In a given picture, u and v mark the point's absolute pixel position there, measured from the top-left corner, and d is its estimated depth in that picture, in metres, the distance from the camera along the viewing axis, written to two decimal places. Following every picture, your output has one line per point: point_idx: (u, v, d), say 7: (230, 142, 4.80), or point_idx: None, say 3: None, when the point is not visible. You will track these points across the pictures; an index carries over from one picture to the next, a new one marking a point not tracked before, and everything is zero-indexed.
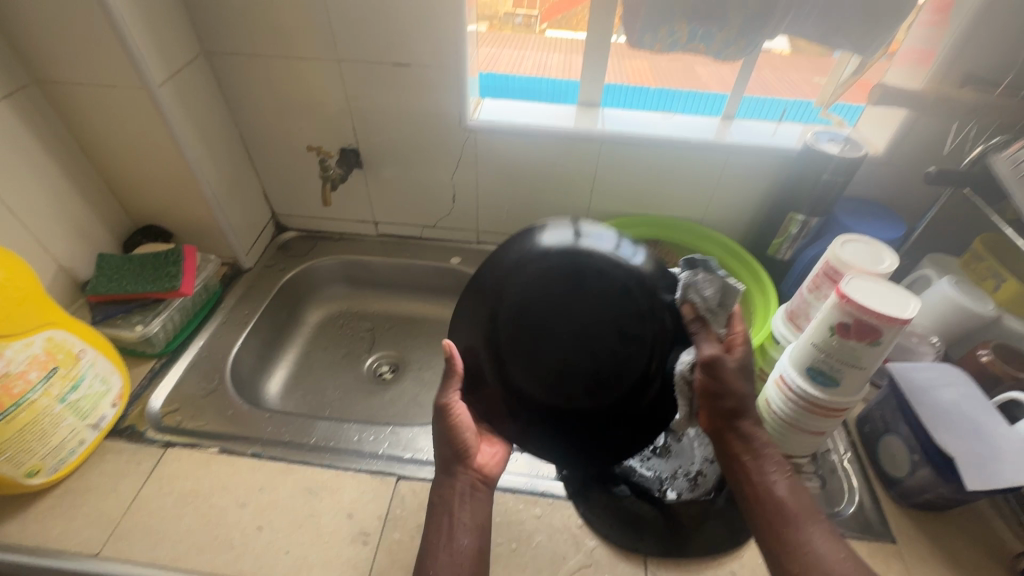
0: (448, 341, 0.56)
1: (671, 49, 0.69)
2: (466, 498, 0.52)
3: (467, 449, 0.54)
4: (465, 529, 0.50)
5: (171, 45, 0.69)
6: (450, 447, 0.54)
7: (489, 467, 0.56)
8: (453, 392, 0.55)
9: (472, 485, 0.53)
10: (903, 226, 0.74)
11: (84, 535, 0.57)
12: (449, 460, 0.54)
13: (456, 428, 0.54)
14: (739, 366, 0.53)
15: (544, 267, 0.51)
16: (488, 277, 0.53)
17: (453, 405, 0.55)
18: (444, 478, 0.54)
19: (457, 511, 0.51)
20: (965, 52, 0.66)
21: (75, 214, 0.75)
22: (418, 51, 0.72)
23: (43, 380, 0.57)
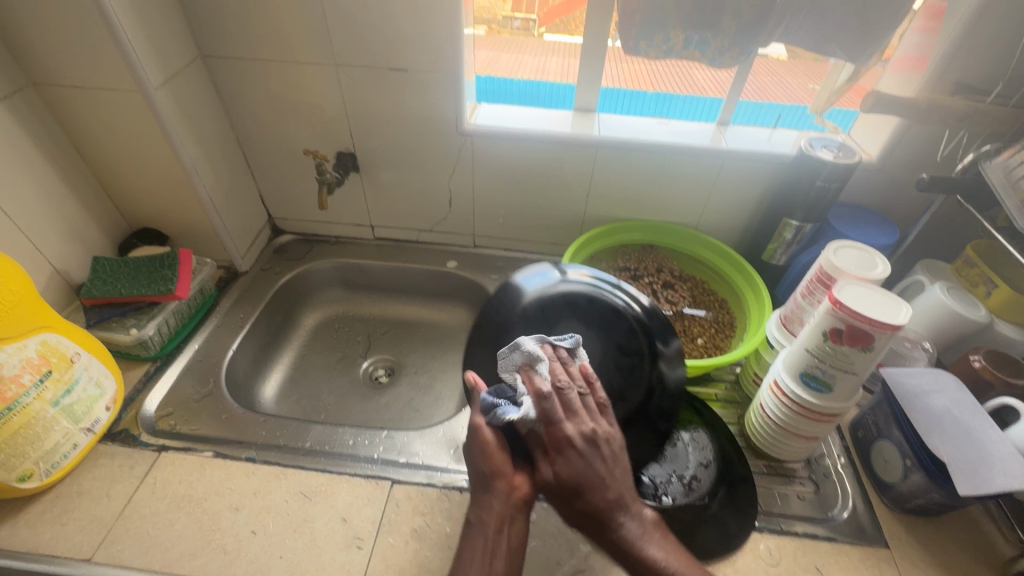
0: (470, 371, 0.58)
1: (667, 56, 0.70)
2: (507, 521, 0.48)
3: (504, 466, 0.50)
4: (500, 556, 0.47)
5: (168, 49, 0.69)
6: (484, 465, 0.50)
7: (533, 486, 0.51)
8: (483, 409, 0.52)
9: (514, 506, 0.49)
10: (896, 232, 0.74)
11: (76, 540, 0.56)
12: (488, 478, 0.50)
13: (489, 450, 0.51)
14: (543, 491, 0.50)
15: (540, 301, 0.64)
16: (492, 315, 0.64)
17: (485, 422, 0.52)
18: (482, 499, 0.49)
19: (494, 535, 0.47)
20: (956, 61, 0.67)
21: (71, 217, 0.75)
22: (415, 56, 0.73)
23: (36, 384, 0.56)
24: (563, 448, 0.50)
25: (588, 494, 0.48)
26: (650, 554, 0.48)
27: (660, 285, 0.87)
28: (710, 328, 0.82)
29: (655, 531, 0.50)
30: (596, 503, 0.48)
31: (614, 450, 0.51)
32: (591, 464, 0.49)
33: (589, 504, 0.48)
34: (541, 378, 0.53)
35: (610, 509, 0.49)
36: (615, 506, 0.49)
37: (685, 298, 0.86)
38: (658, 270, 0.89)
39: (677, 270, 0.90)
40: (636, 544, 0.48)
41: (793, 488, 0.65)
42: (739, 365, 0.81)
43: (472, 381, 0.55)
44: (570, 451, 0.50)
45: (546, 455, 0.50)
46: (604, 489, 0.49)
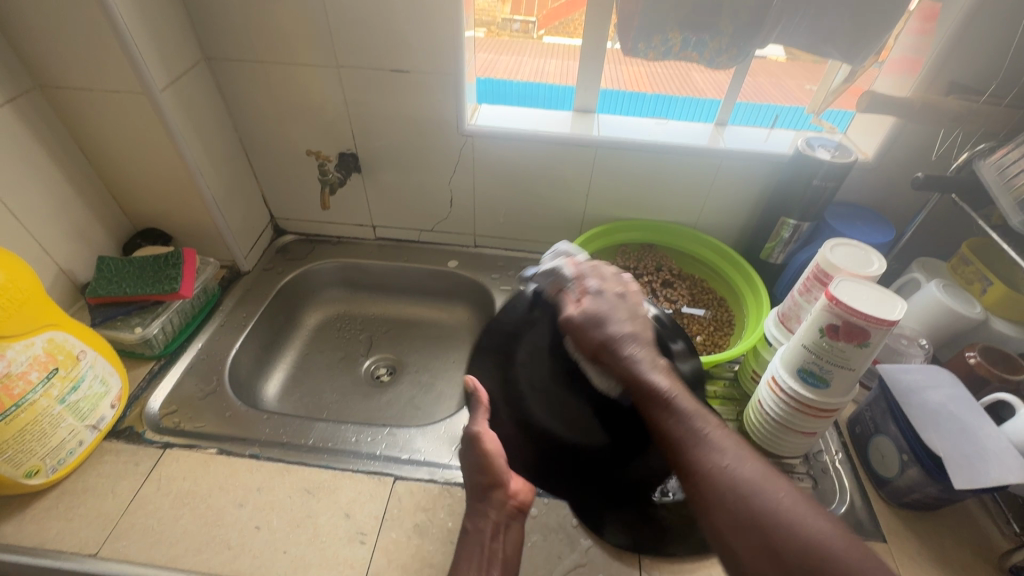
0: (471, 375, 0.61)
1: (665, 57, 0.71)
2: (500, 528, 0.55)
3: (501, 479, 0.57)
4: (496, 562, 0.53)
5: (173, 51, 0.70)
6: (483, 476, 0.57)
7: (522, 495, 0.59)
8: (482, 420, 0.58)
9: (507, 514, 0.57)
10: (893, 231, 0.75)
11: (82, 535, 0.57)
12: (483, 487, 0.57)
13: (488, 462, 0.57)
14: (582, 314, 0.53)
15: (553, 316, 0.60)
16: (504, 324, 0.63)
17: (482, 433, 0.57)
18: (478, 507, 0.57)
19: (490, 541, 0.54)
20: (950, 61, 0.68)
21: (76, 217, 0.76)
22: (416, 58, 0.74)
23: (43, 381, 0.57)
24: (587, 293, 0.55)
25: (605, 325, 0.51)
26: (654, 379, 0.47)
27: (659, 283, 0.88)
28: (709, 326, 0.83)
29: (663, 367, 0.49)
30: (609, 332, 0.51)
31: (629, 306, 0.54)
32: (610, 311, 0.53)
33: (614, 332, 0.51)
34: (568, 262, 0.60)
35: (623, 339, 0.50)
36: (629, 336, 0.50)
37: (684, 296, 0.87)
38: (658, 269, 0.90)
39: (677, 268, 0.91)
40: (640, 369, 0.48)
41: (791, 483, 0.66)
42: (737, 363, 0.82)
43: (474, 388, 0.59)
44: (593, 295, 0.54)
45: (574, 301, 0.55)
46: (620, 322, 0.52)
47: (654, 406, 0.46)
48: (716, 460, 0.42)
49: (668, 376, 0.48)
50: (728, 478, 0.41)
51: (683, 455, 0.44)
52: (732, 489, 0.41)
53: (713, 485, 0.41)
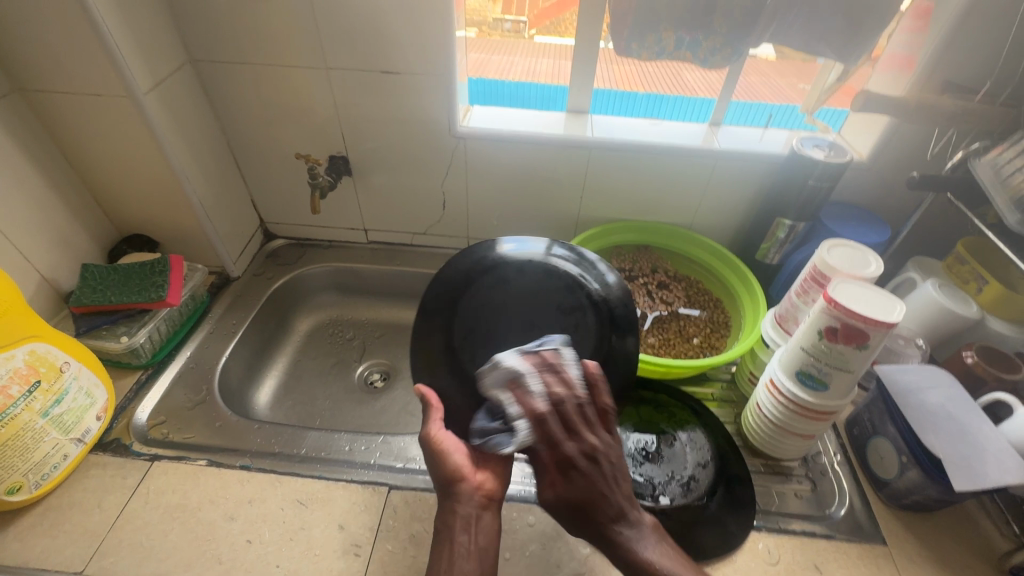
0: (420, 384, 0.56)
1: (659, 58, 0.70)
2: (471, 522, 0.49)
3: (459, 471, 0.51)
4: (466, 556, 0.47)
5: (156, 54, 0.68)
6: (441, 473, 0.51)
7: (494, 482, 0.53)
8: (435, 422, 0.54)
9: (477, 507, 0.50)
10: (887, 230, 0.75)
11: (67, 552, 0.55)
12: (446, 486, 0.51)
13: (442, 454, 0.52)
14: (567, 499, 0.46)
15: (502, 277, 0.61)
16: (449, 284, 0.61)
17: (436, 434, 0.53)
18: (445, 505, 0.50)
19: (459, 536, 0.48)
20: (944, 60, 0.67)
21: (59, 224, 0.74)
22: (406, 59, 0.73)
23: (25, 395, 0.55)
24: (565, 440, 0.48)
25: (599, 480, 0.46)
26: (649, 557, 0.45)
27: (654, 285, 0.88)
28: (705, 328, 0.83)
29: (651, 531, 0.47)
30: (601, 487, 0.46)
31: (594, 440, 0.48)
32: (598, 478, 0.46)
33: (604, 513, 0.45)
34: (534, 397, 0.49)
35: (615, 518, 0.46)
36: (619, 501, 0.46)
37: (680, 298, 0.86)
38: (653, 271, 0.89)
39: (672, 270, 0.90)
40: (637, 550, 0.45)
41: (790, 486, 0.65)
42: (734, 365, 0.81)
43: (423, 394, 0.55)
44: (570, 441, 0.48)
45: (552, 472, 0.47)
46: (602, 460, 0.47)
47: None
48: None
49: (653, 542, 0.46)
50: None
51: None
52: None
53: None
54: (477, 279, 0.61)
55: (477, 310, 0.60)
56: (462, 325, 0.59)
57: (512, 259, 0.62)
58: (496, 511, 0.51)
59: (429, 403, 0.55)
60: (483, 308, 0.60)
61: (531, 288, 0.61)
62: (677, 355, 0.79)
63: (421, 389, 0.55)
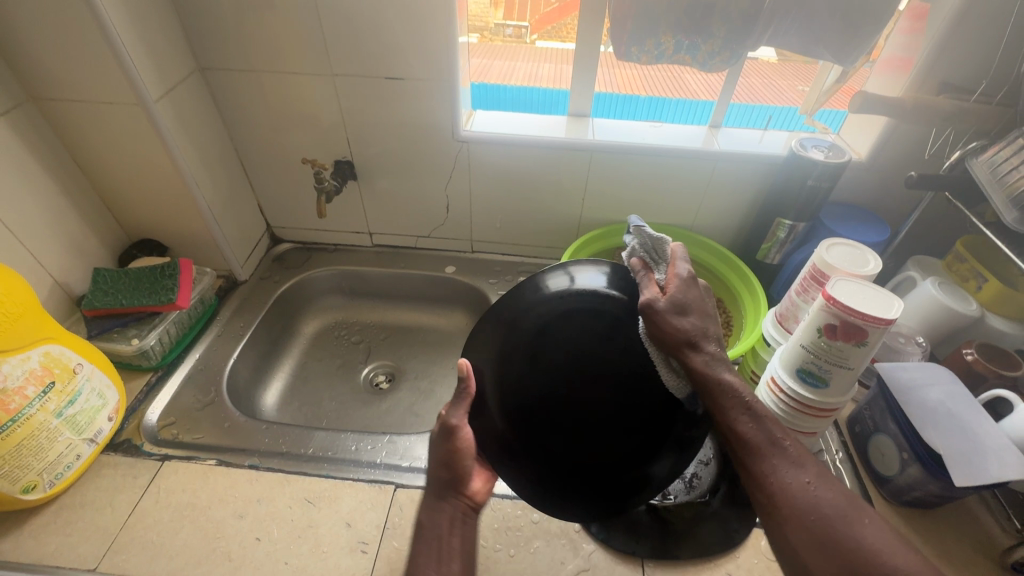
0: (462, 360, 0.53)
1: (658, 61, 0.71)
2: (458, 522, 0.52)
3: (465, 474, 0.54)
4: (452, 554, 0.49)
5: (167, 62, 0.70)
6: (449, 470, 0.54)
7: (482, 494, 0.55)
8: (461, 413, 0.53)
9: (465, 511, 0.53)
10: (887, 230, 0.76)
11: (80, 550, 0.56)
12: (446, 483, 0.54)
13: (457, 454, 0.54)
14: (674, 305, 0.50)
15: (544, 313, 0.52)
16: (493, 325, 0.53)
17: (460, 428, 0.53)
18: (437, 501, 0.53)
19: (447, 535, 0.51)
20: (939, 61, 0.68)
21: (71, 229, 0.75)
22: (410, 66, 0.74)
23: (40, 396, 0.57)
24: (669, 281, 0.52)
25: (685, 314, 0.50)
26: (726, 379, 0.48)
27: None
28: None
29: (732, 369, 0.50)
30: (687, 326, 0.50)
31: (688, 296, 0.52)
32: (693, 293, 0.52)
33: (688, 330, 0.50)
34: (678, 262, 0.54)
35: (697, 337, 0.50)
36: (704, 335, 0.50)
37: None
38: None
39: None
40: (713, 371, 0.49)
41: None
42: (736, 364, 0.82)
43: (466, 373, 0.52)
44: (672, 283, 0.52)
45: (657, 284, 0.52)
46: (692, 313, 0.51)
47: (718, 405, 0.48)
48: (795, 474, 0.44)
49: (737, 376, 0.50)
50: (810, 498, 0.42)
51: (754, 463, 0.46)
52: (812, 506, 0.42)
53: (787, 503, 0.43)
54: (523, 319, 0.52)
55: (534, 364, 0.51)
56: (517, 380, 0.51)
57: (553, 293, 0.52)
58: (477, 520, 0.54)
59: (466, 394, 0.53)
60: (541, 361, 0.51)
61: (582, 327, 0.51)
62: None
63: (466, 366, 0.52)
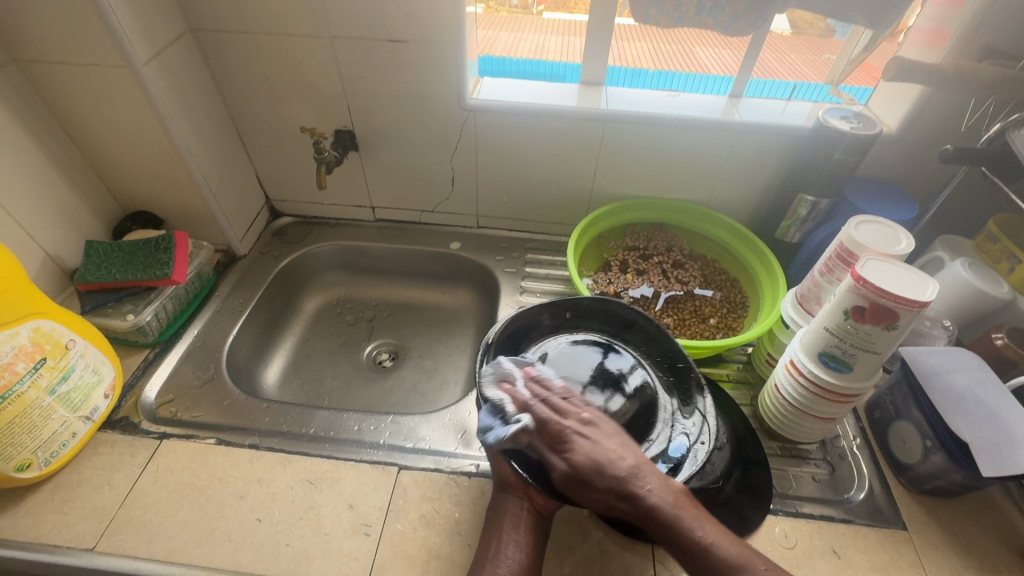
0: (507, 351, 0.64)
1: (678, 24, 0.66)
2: (518, 522, 0.53)
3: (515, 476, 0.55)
4: (513, 546, 0.51)
5: (154, 23, 0.66)
6: (502, 475, 0.56)
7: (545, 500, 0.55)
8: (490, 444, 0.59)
9: (525, 515, 0.53)
10: (916, 207, 0.72)
11: (78, 529, 0.55)
12: (502, 484, 0.56)
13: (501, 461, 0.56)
14: (582, 472, 0.49)
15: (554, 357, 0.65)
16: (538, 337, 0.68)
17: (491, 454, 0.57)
18: (498, 504, 0.55)
19: (507, 530, 0.52)
20: (983, 26, 0.63)
21: (62, 200, 0.72)
22: (414, 28, 0.70)
23: (31, 372, 0.55)
24: (571, 440, 0.51)
25: (607, 472, 0.48)
26: (691, 533, 0.45)
27: (670, 264, 0.85)
28: (722, 308, 0.80)
29: (684, 500, 0.47)
30: (613, 482, 0.48)
31: (620, 434, 0.52)
32: (597, 447, 0.50)
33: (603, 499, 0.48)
34: (518, 391, 0.55)
35: (628, 478, 0.48)
36: (637, 472, 0.48)
37: (696, 277, 0.83)
38: (668, 249, 0.86)
39: (689, 248, 0.87)
40: (668, 524, 0.45)
41: (807, 469, 0.64)
42: (750, 346, 0.79)
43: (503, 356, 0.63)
44: (581, 439, 0.51)
45: (553, 449, 0.51)
46: (617, 458, 0.49)
47: None
48: None
49: (732, 540, 0.46)
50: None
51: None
52: None
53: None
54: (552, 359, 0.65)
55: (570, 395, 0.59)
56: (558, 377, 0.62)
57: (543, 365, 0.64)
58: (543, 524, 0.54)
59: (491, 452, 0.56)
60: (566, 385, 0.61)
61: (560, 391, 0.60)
62: (691, 336, 0.77)
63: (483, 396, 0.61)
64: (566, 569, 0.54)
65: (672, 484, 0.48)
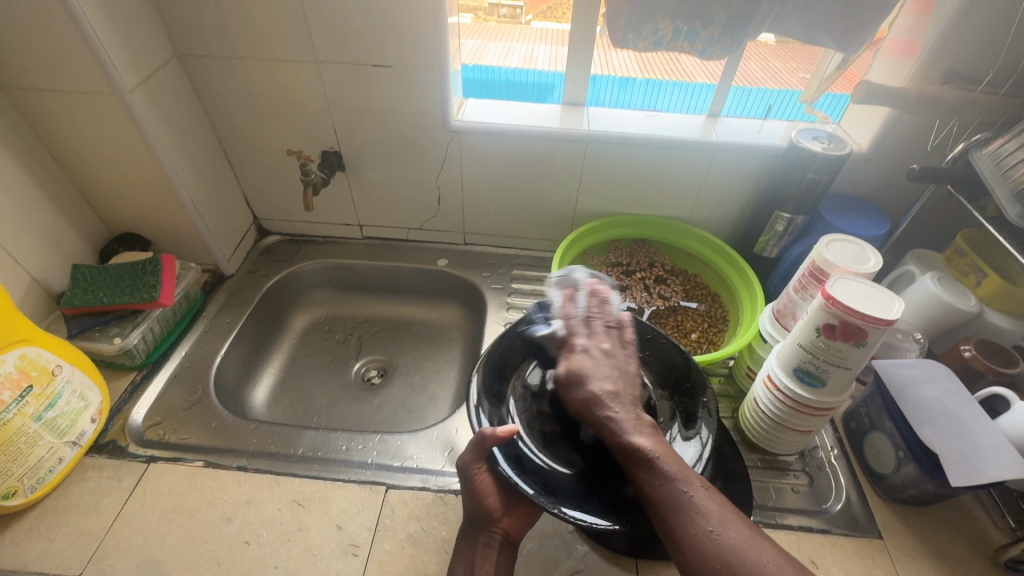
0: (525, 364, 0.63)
1: (656, 48, 0.68)
2: (491, 554, 0.52)
3: (491, 513, 0.53)
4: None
5: (142, 49, 0.67)
6: (477, 510, 0.53)
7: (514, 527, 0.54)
8: (475, 458, 0.53)
9: (496, 547, 0.53)
10: (887, 223, 0.74)
11: (64, 555, 0.55)
12: (477, 520, 0.53)
13: (478, 495, 0.53)
14: (571, 373, 0.54)
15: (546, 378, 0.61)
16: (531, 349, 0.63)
17: (475, 471, 0.53)
18: (470, 534, 0.54)
19: (479, 563, 0.52)
20: (946, 50, 0.66)
21: (48, 223, 0.73)
22: (398, 53, 0.71)
23: (17, 400, 0.55)
24: (576, 351, 0.57)
25: (586, 385, 0.52)
26: (635, 441, 0.47)
27: (652, 279, 0.87)
28: (703, 322, 0.82)
29: (647, 428, 0.48)
30: (587, 393, 0.52)
31: (625, 368, 0.55)
32: (597, 365, 0.55)
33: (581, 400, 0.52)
34: (569, 309, 0.63)
35: (601, 398, 0.51)
36: (613, 396, 0.51)
37: (678, 292, 0.85)
38: (650, 265, 0.88)
39: (670, 264, 0.89)
40: (625, 434, 0.47)
41: (786, 481, 0.65)
42: (732, 359, 0.81)
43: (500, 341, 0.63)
44: (583, 353, 0.56)
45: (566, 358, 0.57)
46: (601, 379, 0.53)
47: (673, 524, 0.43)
48: (701, 524, 0.42)
49: (676, 459, 0.46)
50: (714, 545, 0.41)
51: (671, 522, 0.43)
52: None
53: (686, 552, 0.41)
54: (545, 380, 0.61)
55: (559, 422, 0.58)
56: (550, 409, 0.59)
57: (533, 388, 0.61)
58: (512, 552, 0.54)
59: (484, 440, 0.52)
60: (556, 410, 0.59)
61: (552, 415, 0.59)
62: None
63: (505, 431, 0.52)
64: None
65: (645, 419, 0.49)
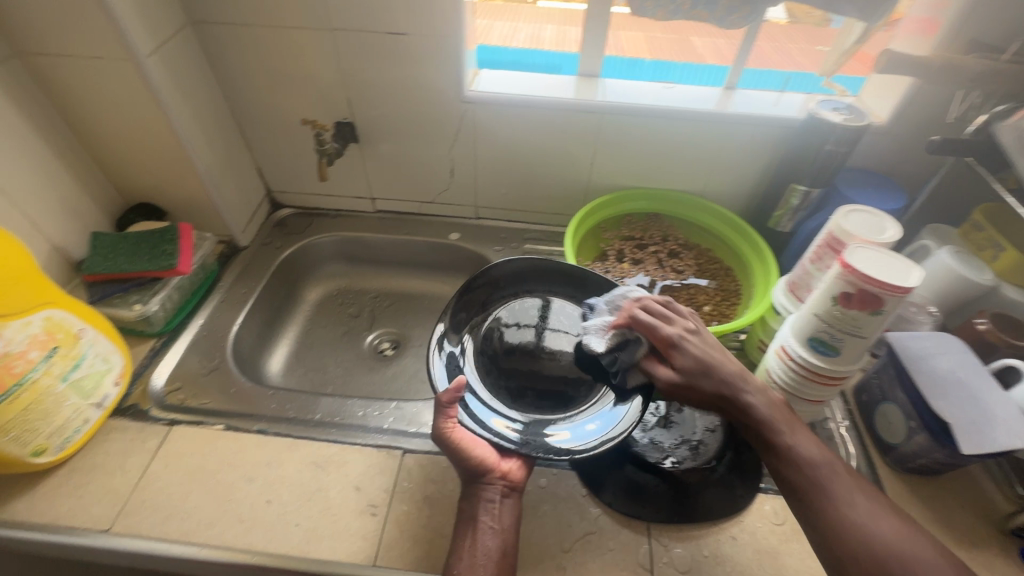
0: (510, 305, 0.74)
1: (674, 16, 0.67)
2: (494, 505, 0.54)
3: (483, 464, 0.55)
4: (490, 531, 0.53)
5: (156, 15, 0.66)
6: (467, 465, 0.55)
7: (513, 474, 0.57)
8: (448, 417, 0.57)
9: (496, 498, 0.55)
10: (904, 197, 0.74)
11: (93, 511, 0.57)
12: (472, 476, 0.56)
13: (463, 450, 0.55)
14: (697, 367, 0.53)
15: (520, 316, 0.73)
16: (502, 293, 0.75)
17: (450, 429, 0.56)
18: (471, 491, 0.55)
19: (481, 517, 0.53)
20: (969, 20, 0.65)
21: (66, 191, 0.73)
22: (413, 21, 0.70)
23: (44, 359, 0.56)
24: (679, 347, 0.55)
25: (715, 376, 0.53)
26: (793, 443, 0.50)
27: (665, 254, 0.87)
28: (715, 296, 0.82)
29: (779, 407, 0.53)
30: (719, 384, 0.53)
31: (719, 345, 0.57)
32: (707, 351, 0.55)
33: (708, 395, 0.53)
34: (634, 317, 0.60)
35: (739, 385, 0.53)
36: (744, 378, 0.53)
37: (691, 267, 0.85)
38: (664, 239, 0.89)
39: (684, 239, 0.89)
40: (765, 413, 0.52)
41: None
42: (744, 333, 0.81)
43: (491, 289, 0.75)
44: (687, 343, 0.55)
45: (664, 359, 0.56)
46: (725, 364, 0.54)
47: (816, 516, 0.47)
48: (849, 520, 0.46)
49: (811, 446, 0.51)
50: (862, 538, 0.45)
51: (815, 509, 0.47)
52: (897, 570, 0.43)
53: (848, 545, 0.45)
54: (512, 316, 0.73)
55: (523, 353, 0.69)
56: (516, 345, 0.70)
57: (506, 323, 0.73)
58: (514, 498, 0.56)
59: (442, 402, 0.56)
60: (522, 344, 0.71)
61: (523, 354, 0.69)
62: None
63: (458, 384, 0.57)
64: (565, 545, 0.56)
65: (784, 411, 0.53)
